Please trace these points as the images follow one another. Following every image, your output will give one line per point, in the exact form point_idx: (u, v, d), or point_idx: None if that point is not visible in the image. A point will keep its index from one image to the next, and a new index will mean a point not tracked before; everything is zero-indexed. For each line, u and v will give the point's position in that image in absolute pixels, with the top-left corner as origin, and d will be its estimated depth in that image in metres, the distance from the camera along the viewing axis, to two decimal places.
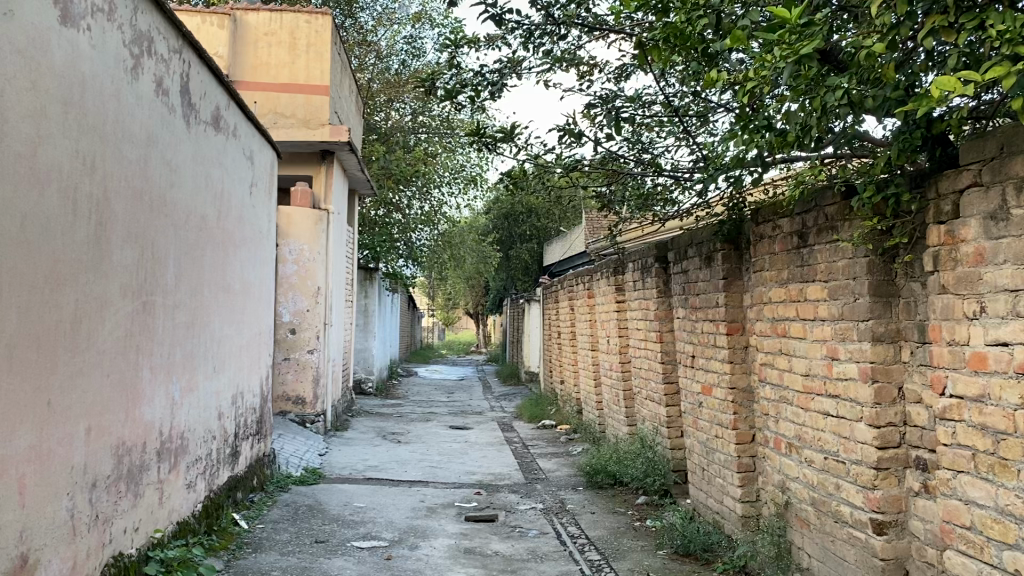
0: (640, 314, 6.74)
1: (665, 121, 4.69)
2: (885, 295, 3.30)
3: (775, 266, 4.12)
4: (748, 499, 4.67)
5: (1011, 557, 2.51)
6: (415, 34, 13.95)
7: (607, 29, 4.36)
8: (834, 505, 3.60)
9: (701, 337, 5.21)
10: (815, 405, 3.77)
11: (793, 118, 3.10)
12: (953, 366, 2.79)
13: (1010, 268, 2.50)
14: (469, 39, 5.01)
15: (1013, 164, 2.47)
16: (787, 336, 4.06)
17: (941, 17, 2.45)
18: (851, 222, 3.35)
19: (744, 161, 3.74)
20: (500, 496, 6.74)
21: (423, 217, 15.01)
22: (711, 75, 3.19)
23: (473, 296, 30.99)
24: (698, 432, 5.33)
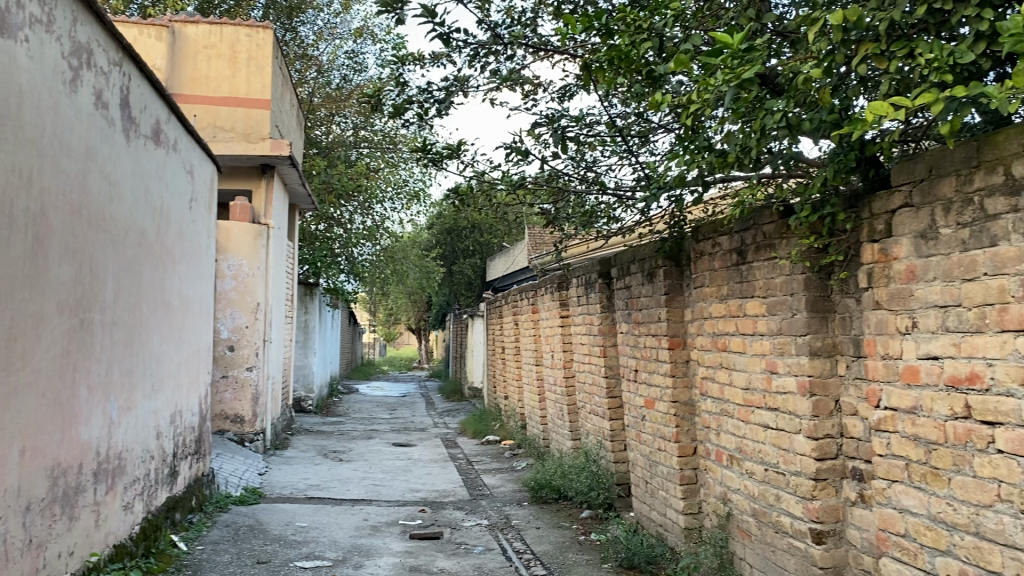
0: (584, 329, 6.81)
1: (608, 140, 4.77)
2: (822, 310, 3.41)
3: (715, 282, 4.22)
4: (690, 511, 4.74)
5: (943, 562, 2.60)
6: (357, 49, 13.89)
7: (552, 49, 4.42)
8: (774, 516, 3.68)
9: (644, 351, 5.29)
10: (755, 417, 3.86)
11: (733, 139, 3.19)
12: (887, 379, 2.89)
13: (940, 284, 2.61)
14: (415, 56, 5.02)
15: (941, 185, 2.59)
16: (727, 351, 4.15)
17: (873, 45, 2.59)
18: (789, 240, 3.45)
19: (685, 181, 3.82)
20: (445, 513, 6.71)
21: (366, 232, 14.95)
22: (655, 97, 3.27)
23: (416, 312, 30.83)
24: (641, 446, 5.40)
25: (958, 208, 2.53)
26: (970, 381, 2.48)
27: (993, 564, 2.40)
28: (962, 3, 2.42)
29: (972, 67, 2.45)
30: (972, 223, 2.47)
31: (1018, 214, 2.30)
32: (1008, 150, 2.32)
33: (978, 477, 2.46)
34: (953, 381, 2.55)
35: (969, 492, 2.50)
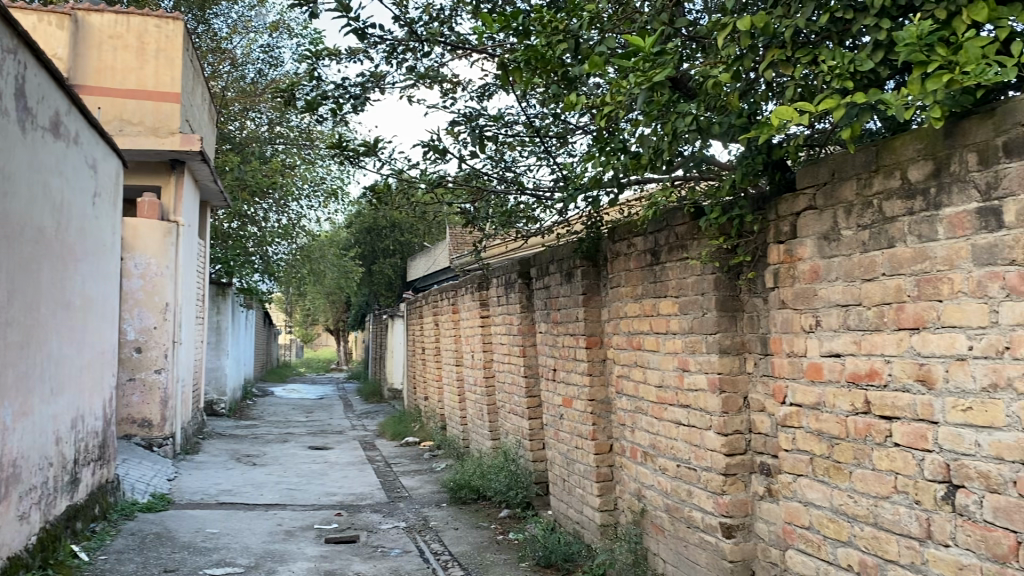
0: (504, 329, 6.81)
1: (527, 140, 4.78)
2: (731, 309, 3.50)
3: (630, 282, 4.27)
4: (606, 508, 4.80)
5: (845, 553, 2.70)
6: (273, 43, 13.58)
7: (470, 48, 4.40)
8: (686, 511, 3.76)
9: (562, 350, 5.31)
10: (668, 414, 3.93)
11: (646, 142, 3.25)
12: (792, 376, 2.98)
13: (841, 285, 2.70)
14: (331, 51, 4.94)
15: (842, 189, 2.69)
16: (641, 349, 4.21)
17: (780, 51, 2.69)
18: (700, 241, 3.53)
19: (602, 182, 3.86)
20: (362, 516, 6.62)
21: (281, 230, 14.63)
22: (570, 98, 3.30)
23: (334, 313, 30.35)
24: (559, 444, 5.44)
25: (858, 211, 2.62)
26: (869, 377, 2.57)
27: (890, 554, 2.50)
28: (862, 13, 2.52)
29: (871, 75, 2.55)
30: (871, 225, 2.57)
31: (914, 216, 2.39)
32: (904, 155, 2.42)
33: (876, 470, 2.55)
34: (854, 377, 2.65)
35: (868, 484, 2.59)
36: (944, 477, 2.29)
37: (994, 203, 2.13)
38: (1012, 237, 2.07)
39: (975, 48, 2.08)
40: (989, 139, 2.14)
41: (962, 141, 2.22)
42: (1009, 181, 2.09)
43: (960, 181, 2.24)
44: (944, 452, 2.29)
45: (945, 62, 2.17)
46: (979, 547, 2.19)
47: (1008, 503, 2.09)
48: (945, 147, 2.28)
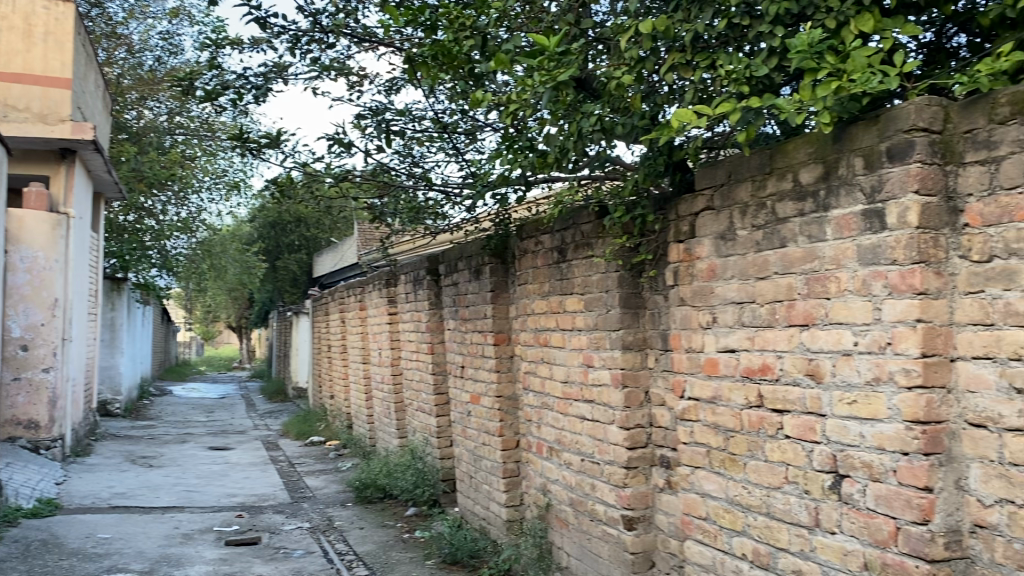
0: (411, 326, 6.77)
1: (435, 137, 4.75)
2: (633, 306, 3.56)
3: (537, 279, 4.31)
4: (512, 503, 4.84)
5: (739, 542, 2.80)
6: (172, 30, 13.08)
7: (377, 41, 4.35)
8: (589, 504, 3.82)
9: (470, 347, 5.31)
10: (573, 410, 3.99)
11: (552, 140, 3.28)
12: (691, 370, 3.07)
13: (737, 283, 2.79)
14: (232, 39, 4.80)
15: (738, 190, 2.78)
16: (548, 346, 4.25)
17: (679, 56, 2.79)
18: (604, 240, 3.60)
19: (509, 179, 3.88)
20: (264, 517, 6.47)
21: (180, 224, 14.13)
22: (476, 95, 3.30)
23: (237, 309, 29.57)
24: (466, 441, 5.44)
25: (752, 212, 2.72)
26: (762, 371, 2.67)
27: (782, 542, 2.60)
28: (757, 20, 2.61)
29: (765, 80, 2.64)
30: (765, 225, 2.66)
31: (804, 218, 2.49)
32: (796, 159, 2.51)
33: (768, 461, 2.65)
34: (748, 372, 2.75)
35: (761, 475, 2.69)
36: (830, 467, 2.40)
37: (878, 205, 2.24)
38: (895, 238, 2.18)
39: (861, 58, 2.21)
40: (874, 144, 2.25)
41: (850, 145, 2.33)
42: (891, 185, 2.20)
43: (847, 184, 2.34)
44: (831, 443, 2.40)
45: (834, 70, 2.28)
46: (862, 534, 2.30)
47: (889, 490, 2.21)
48: (834, 151, 2.38)
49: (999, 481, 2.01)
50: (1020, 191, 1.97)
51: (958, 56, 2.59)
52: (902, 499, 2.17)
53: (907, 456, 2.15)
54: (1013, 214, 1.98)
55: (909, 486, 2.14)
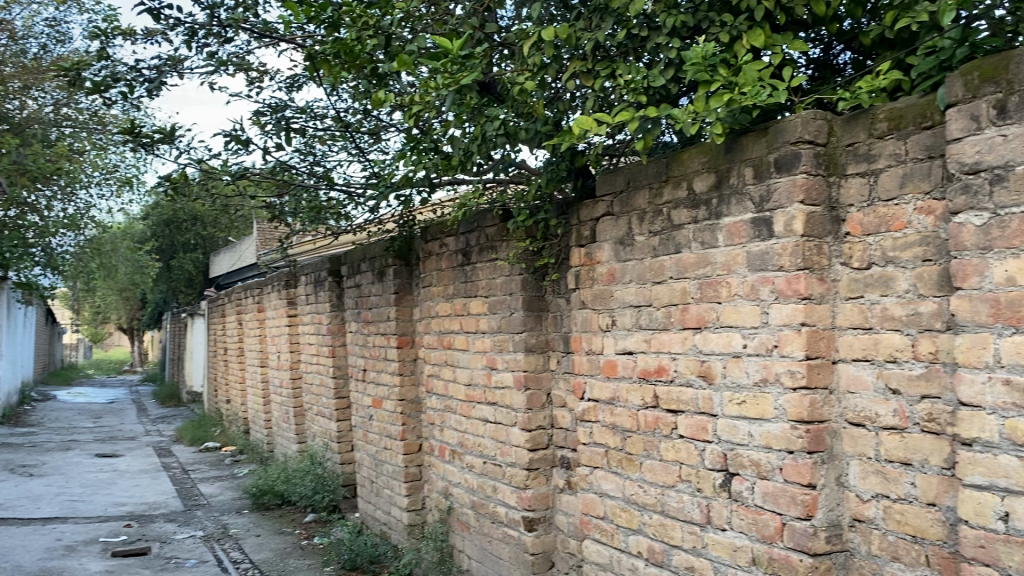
0: (312, 329, 6.64)
1: (338, 135, 4.68)
2: (536, 309, 3.60)
3: (441, 281, 4.30)
4: (414, 507, 4.81)
5: (635, 540, 2.86)
6: (59, 16, 12.42)
7: (277, 37, 4.25)
8: (491, 506, 3.84)
9: (372, 350, 5.25)
10: (475, 412, 3.99)
11: (456, 143, 3.29)
12: (591, 372, 3.12)
13: (635, 286, 2.86)
14: (123, 30, 4.61)
15: (636, 197, 2.85)
16: (451, 349, 4.24)
17: (581, 63, 2.83)
18: (508, 243, 3.62)
19: (412, 181, 3.86)
20: (154, 527, 6.23)
21: (67, 220, 13.44)
22: (378, 95, 3.27)
23: (128, 310, 28.37)
24: (368, 445, 5.38)
25: (650, 218, 2.78)
26: (658, 373, 2.74)
27: (675, 539, 2.67)
28: (655, 32, 2.70)
29: (663, 90, 2.72)
30: (661, 231, 2.73)
31: (698, 224, 2.57)
32: (691, 167, 2.60)
33: (663, 460, 2.72)
34: (644, 374, 2.81)
35: (657, 474, 2.76)
36: (722, 466, 2.48)
37: (766, 214, 2.32)
38: (782, 245, 2.26)
39: (752, 72, 2.31)
40: (763, 155, 2.34)
41: (741, 156, 2.42)
42: (778, 195, 2.29)
43: (738, 193, 2.42)
44: (722, 442, 2.48)
45: (726, 82, 2.38)
46: (750, 530, 2.38)
47: (775, 488, 2.29)
48: (726, 161, 2.46)
49: (876, 477, 2.13)
50: (895, 203, 2.09)
51: (843, 72, 2.69)
52: (787, 496, 2.25)
53: (792, 455, 2.24)
54: (889, 225, 2.10)
55: (793, 483, 2.24)
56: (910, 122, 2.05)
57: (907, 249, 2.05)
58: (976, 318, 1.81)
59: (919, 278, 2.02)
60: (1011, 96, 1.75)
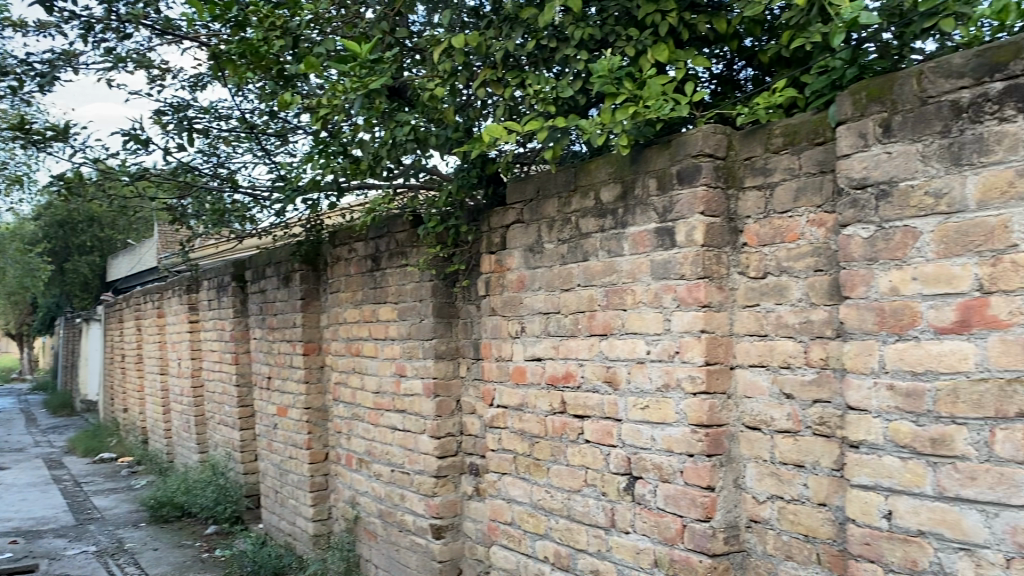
0: (214, 335, 6.45)
1: (243, 137, 4.57)
2: (446, 315, 3.59)
3: (349, 287, 4.24)
4: (320, 517, 4.72)
5: (542, 545, 2.88)
6: None
7: (180, 34, 4.12)
8: (399, 515, 3.80)
9: (278, 357, 5.14)
10: (383, 420, 3.95)
11: (365, 147, 3.26)
12: (500, 379, 3.13)
13: (544, 293, 2.89)
14: (13, 21, 4.39)
15: (545, 205, 2.89)
16: (359, 356, 4.19)
17: (491, 71, 2.85)
18: (418, 249, 3.60)
19: (320, 185, 3.80)
20: (43, 543, 5.93)
21: None
22: (284, 97, 3.21)
23: (17, 315, 26.95)
24: (272, 454, 5.26)
25: (558, 226, 2.82)
26: (565, 379, 2.78)
27: (580, 543, 2.71)
28: (563, 44, 2.75)
29: (571, 101, 2.77)
30: (569, 239, 2.77)
31: (604, 233, 2.62)
32: (598, 178, 2.65)
33: (570, 465, 2.75)
34: (552, 380, 2.85)
35: (563, 479, 2.79)
36: (625, 469, 2.53)
37: (669, 224, 2.38)
38: (683, 254, 2.32)
39: (656, 86, 2.38)
40: (667, 167, 2.41)
41: (645, 167, 2.48)
42: (680, 206, 2.35)
43: (643, 203, 2.48)
44: (626, 447, 2.53)
45: (632, 95, 2.44)
46: (652, 532, 2.43)
47: (676, 491, 2.35)
48: (631, 172, 2.52)
49: (771, 479, 2.21)
50: (789, 215, 2.18)
51: (744, 88, 2.79)
52: (687, 498, 2.31)
53: (692, 458, 2.30)
54: (784, 236, 2.19)
55: (694, 485, 2.29)
56: (804, 138, 2.14)
57: (800, 259, 2.14)
58: (863, 326, 1.90)
59: (811, 287, 2.12)
60: (895, 116, 1.85)
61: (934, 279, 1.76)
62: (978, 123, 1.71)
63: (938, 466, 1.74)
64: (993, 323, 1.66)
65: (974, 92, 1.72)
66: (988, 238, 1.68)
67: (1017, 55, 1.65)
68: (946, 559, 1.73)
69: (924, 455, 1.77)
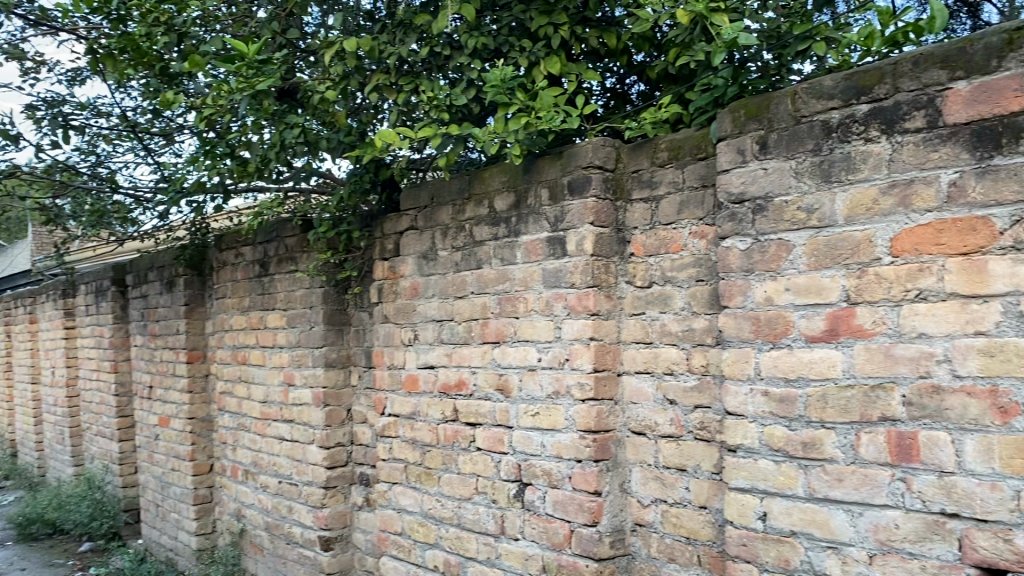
0: (91, 342, 6.14)
1: (124, 135, 4.37)
2: (338, 323, 3.53)
3: (236, 293, 4.12)
4: (203, 531, 4.55)
5: (432, 554, 2.86)
6: None
7: (56, 26, 3.92)
8: (286, 527, 3.71)
9: (160, 366, 4.94)
10: (271, 430, 3.85)
11: (253, 149, 3.17)
12: (392, 388, 3.10)
13: (437, 301, 2.88)
14: None
15: (439, 213, 2.88)
16: (245, 364, 4.07)
17: (384, 76, 2.83)
18: (308, 255, 3.53)
19: (206, 187, 3.68)
20: None
21: None
22: (167, 95, 3.10)
23: None
24: (153, 466, 5.04)
25: (452, 234, 2.82)
26: (457, 387, 2.77)
27: (470, 551, 2.71)
28: (457, 52, 2.77)
29: (465, 110, 2.77)
30: (463, 247, 2.77)
31: (498, 241, 2.63)
32: (491, 186, 2.66)
33: (461, 473, 2.75)
34: (445, 388, 2.84)
35: (454, 488, 2.78)
36: (516, 476, 2.54)
37: (560, 233, 2.42)
38: (573, 264, 2.36)
39: (548, 98, 2.42)
40: (558, 177, 2.44)
41: (537, 177, 2.51)
42: (571, 215, 2.39)
43: (535, 213, 2.51)
44: (517, 453, 2.54)
45: (524, 106, 2.47)
46: (541, 538, 2.46)
47: (564, 496, 2.38)
48: (524, 181, 2.55)
49: (655, 483, 2.27)
50: (673, 227, 2.25)
51: (633, 102, 2.86)
52: (575, 504, 2.34)
53: (580, 464, 2.34)
54: (668, 247, 2.26)
55: (581, 491, 2.33)
56: (688, 153, 2.21)
57: (683, 269, 2.21)
58: (740, 334, 1.97)
59: (692, 296, 2.19)
60: (771, 134, 1.93)
61: (805, 290, 1.85)
62: (846, 142, 1.80)
63: (808, 468, 1.83)
64: (859, 332, 1.76)
65: (842, 113, 1.81)
66: (854, 252, 1.77)
67: (881, 80, 1.75)
68: (816, 557, 1.81)
69: (796, 458, 1.85)
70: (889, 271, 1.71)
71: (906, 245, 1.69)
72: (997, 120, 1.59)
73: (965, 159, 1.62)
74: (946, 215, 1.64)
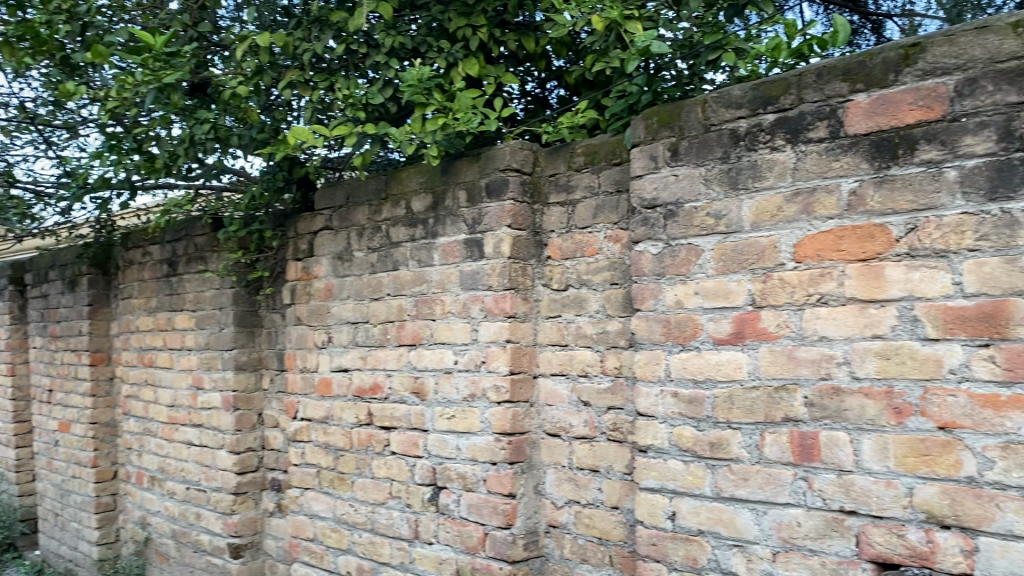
0: None
1: (23, 127, 4.17)
2: (249, 324, 3.45)
3: (142, 293, 3.98)
4: (105, 541, 4.37)
5: (344, 560, 2.82)
6: None
7: None
8: (193, 535, 3.60)
9: (61, 369, 4.73)
10: (178, 435, 3.73)
11: (160, 144, 3.07)
12: (304, 391, 3.03)
13: (352, 302, 2.84)
14: None
15: (354, 213, 2.84)
16: (152, 367, 3.93)
17: (298, 73, 2.79)
18: (219, 254, 3.44)
19: (111, 182, 3.54)
20: None
21: None
22: (68, 86, 2.97)
23: None
24: (53, 474, 4.82)
25: (368, 235, 2.78)
26: (372, 390, 2.74)
27: (383, 556, 2.67)
28: (374, 51, 2.73)
29: (381, 109, 2.74)
30: (379, 249, 2.74)
31: (414, 242, 2.61)
32: (408, 187, 2.64)
33: (375, 478, 2.72)
34: (359, 391, 2.80)
35: (368, 492, 2.74)
36: (430, 480, 2.52)
37: (477, 236, 2.41)
38: (490, 266, 2.36)
39: (466, 99, 2.41)
40: (475, 179, 2.44)
41: (455, 179, 2.50)
42: (488, 218, 2.38)
43: (452, 214, 2.50)
44: (431, 457, 2.52)
45: (441, 107, 2.46)
46: (455, 541, 2.44)
47: (479, 499, 2.37)
48: (441, 183, 2.53)
49: (568, 484, 2.29)
50: (589, 231, 2.27)
51: (550, 106, 2.87)
52: (489, 506, 2.34)
53: (495, 466, 2.33)
54: (584, 250, 2.28)
55: (496, 493, 2.32)
56: (603, 158, 2.24)
57: (598, 273, 2.24)
58: (651, 337, 2.00)
59: (607, 300, 2.21)
60: (682, 141, 1.97)
61: (713, 294, 1.89)
62: (753, 151, 1.85)
63: (715, 468, 1.87)
64: (763, 335, 1.81)
65: (749, 122, 1.86)
66: (759, 258, 1.82)
67: (786, 90, 1.80)
68: (722, 556, 1.85)
69: (703, 458, 1.89)
70: (793, 276, 1.77)
71: (808, 251, 1.75)
72: (894, 131, 1.65)
73: (864, 169, 1.68)
74: (847, 223, 1.70)
